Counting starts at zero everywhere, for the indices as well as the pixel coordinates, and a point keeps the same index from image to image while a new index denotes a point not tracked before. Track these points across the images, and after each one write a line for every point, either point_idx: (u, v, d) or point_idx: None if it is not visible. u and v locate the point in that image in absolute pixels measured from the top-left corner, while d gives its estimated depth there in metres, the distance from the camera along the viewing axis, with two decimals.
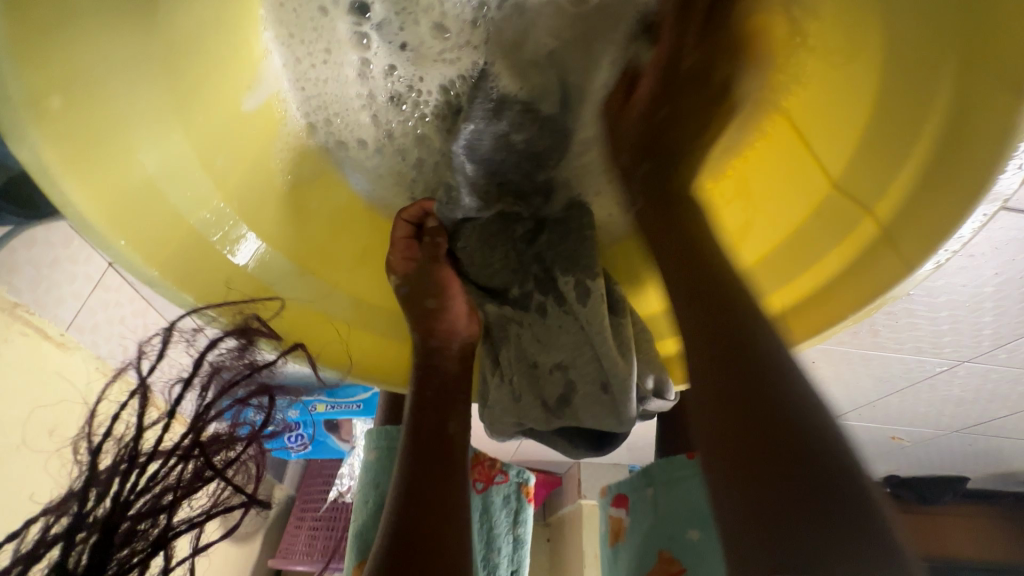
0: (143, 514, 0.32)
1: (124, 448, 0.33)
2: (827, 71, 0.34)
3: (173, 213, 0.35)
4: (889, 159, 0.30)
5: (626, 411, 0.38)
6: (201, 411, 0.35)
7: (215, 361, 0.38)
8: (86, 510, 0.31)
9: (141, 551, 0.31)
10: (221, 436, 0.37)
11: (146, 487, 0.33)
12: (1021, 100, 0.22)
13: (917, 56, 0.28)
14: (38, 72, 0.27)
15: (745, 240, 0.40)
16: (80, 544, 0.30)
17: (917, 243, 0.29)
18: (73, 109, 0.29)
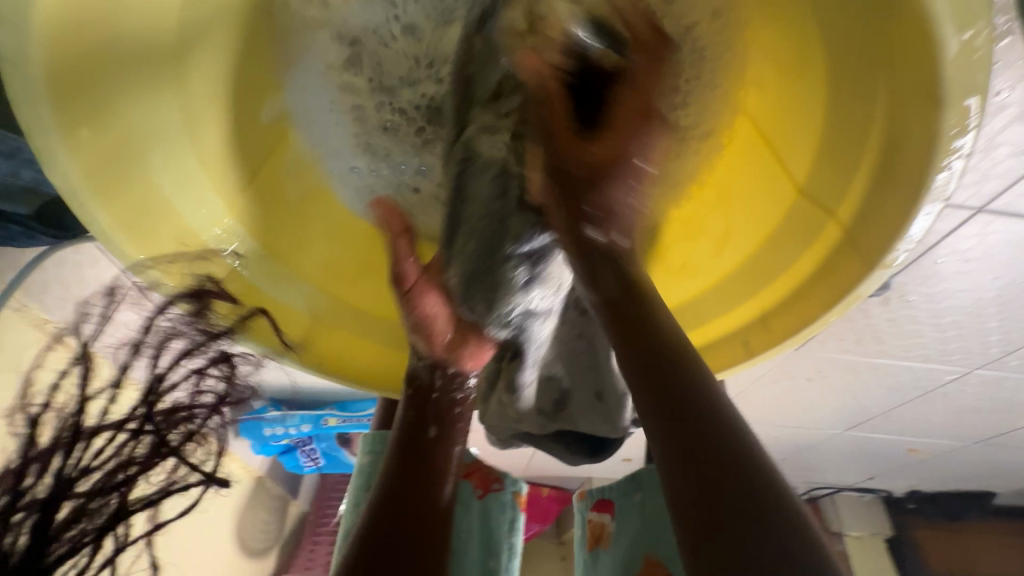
0: (92, 492, 0.31)
1: (66, 424, 0.32)
2: (781, 80, 0.36)
3: (188, 230, 0.39)
4: (841, 165, 0.33)
5: (619, 418, 0.43)
6: (152, 384, 0.34)
7: (164, 329, 0.36)
8: (24, 486, 0.31)
9: (91, 531, 0.31)
10: (177, 409, 0.35)
11: (91, 466, 0.32)
12: (936, 107, 0.26)
13: (852, 67, 0.30)
14: (69, 105, 0.31)
15: (726, 247, 0.42)
16: (17, 525, 0.30)
17: (875, 242, 0.32)
18: (100, 138, 0.33)
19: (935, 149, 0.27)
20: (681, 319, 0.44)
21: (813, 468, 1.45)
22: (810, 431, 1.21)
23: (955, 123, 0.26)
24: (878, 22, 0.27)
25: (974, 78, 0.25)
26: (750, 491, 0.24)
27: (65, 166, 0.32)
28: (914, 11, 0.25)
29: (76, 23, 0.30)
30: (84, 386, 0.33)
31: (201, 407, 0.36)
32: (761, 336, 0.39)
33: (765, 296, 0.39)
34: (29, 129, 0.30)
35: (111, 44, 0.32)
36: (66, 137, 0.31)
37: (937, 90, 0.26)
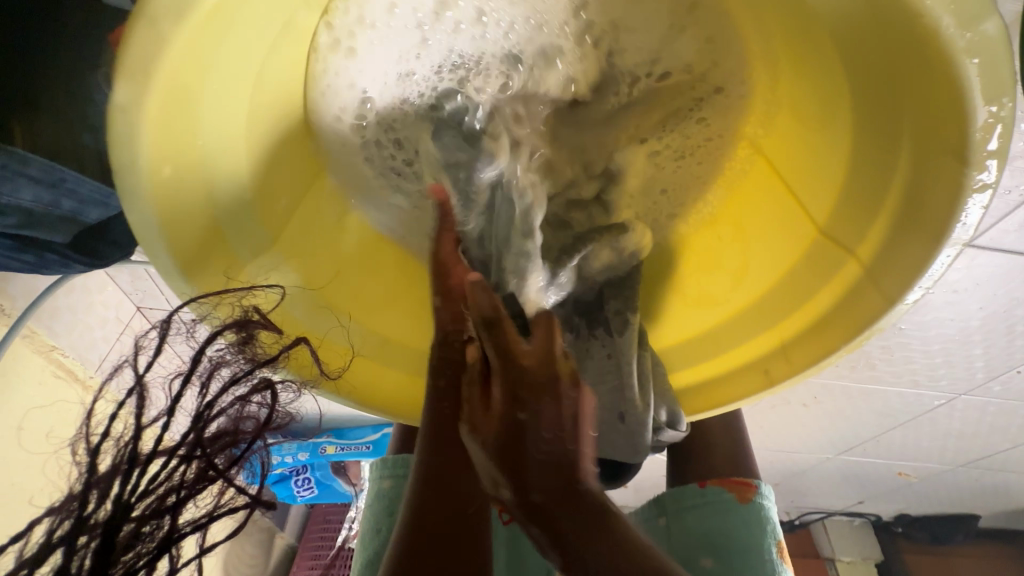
0: (146, 517, 0.33)
1: (124, 449, 0.35)
2: (802, 133, 0.39)
3: (234, 261, 0.40)
4: (865, 209, 0.36)
5: (642, 440, 0.43)
6: (201, 411, 0.37)
7: (215, 358, 0.40)
8: (87, 512, 0.32)
9: (146, 553, 0.33)
10: (221, 435, 0.38)
11: (147, 490, 0.34)
12: (963, 164, 0.29)
13: (877, 124, 0.34)
14: (160, 147, 0.32)
15: (745, 280, 0.44)
16: (83, 546, 0.31)
17: (896, 278, 0.34)
18: (177, 176, 0.34)
19: (954, 206, 0.30)
20: (702, 349, 0.46)
21: (805, 493, 1.47)
22: (802, 455, 1.24)
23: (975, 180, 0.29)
24: (901, 90, 0.31)
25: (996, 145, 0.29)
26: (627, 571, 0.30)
27: (142, 206, 0.33)
28: (942, 81, 0.28)
29: (189, 77, 0.31)
30: (140, 414, 0.35)
31: (244, 432, 0.39)
32: (781, 364, 0.42)
33: (785, 327, 0.42)
34: (118, 170, 0.31)
35: (204, 95, 0.33)
36: (149, 179, 0.32)
37: (965, 148, 0.29)
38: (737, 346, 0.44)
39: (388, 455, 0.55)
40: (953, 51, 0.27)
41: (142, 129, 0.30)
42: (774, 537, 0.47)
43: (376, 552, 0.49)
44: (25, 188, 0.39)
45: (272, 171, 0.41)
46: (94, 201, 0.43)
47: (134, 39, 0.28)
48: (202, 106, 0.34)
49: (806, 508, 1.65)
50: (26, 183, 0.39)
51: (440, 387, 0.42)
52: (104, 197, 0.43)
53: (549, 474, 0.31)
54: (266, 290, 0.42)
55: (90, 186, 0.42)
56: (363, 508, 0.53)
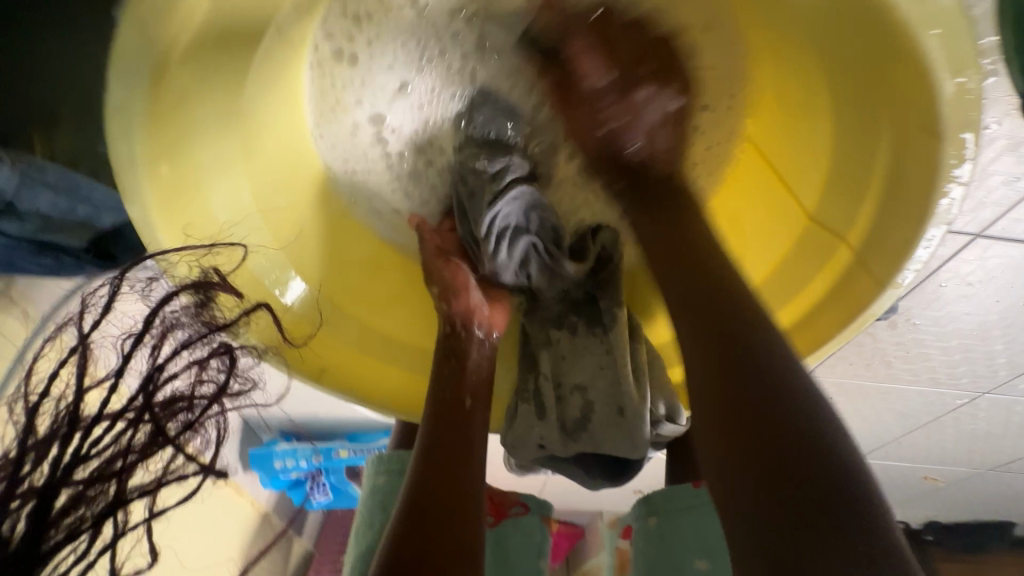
0: (90, 480, 0.30)
1: (64, 410, 0.32)
2: (787, 123, 0.40)
3: (232, 257, 0.42)
4: (850, 193, 0.36)
5: (640, 432, 0.43)
6: (152, 373, 0.33)
7: (170, 318, 0.35)
8: (21, 474, 0.29)
9: (90, 518, 0.30)
10: (176, 400, 0.34)
11: (89, 453, 0.31)
12: (938, 140, 0.29)
13: (854, 106, 0.34)
14: (157, 143, 0.35)
15: (740, 274, 0.44)
16: (15, 510, 0.29)
17: (886, 262, 0.34)
18: (174, 172, 0.37)
19: (937, 176, 0.30)
20: None
21: (828, 499, 1.44)
22: (821, 459, 1.21)
23: (951, 157, 0.29)
24: (872, 69, 0.31)
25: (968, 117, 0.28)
26: (813, 469, 0.27)
27: (138, 200, 0.35)
28: (910, 52, 0.28)
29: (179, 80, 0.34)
30: (82, 373, 0.32)
31: (200, 399, 0.35)
32: None
33: (784, 317, 0.41)
34: (115, 162, 0.34)
35: (198, 96, 0.37)
36: (144, 169, 0.35)
37: (940, 126, 0.29)
38: None
39: (383, 453, 0.56)
40: (904, 25, 0.28)
41: (136, 123, 0.33)
42: None
43: (369, 547, 0.49)
44: (45, 193, 0.41)
45: (266, 171, 0.44)
46: (106, 207, 0.45)
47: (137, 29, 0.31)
48: (194, 106, 0.37)
49: (832, 517, 1.60)
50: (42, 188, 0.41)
51: (445, 372, 0.45)
52: (115, 203, 0.45)
53: (735, 381, 0.31)
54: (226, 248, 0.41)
55: (102, 193, 0.44)
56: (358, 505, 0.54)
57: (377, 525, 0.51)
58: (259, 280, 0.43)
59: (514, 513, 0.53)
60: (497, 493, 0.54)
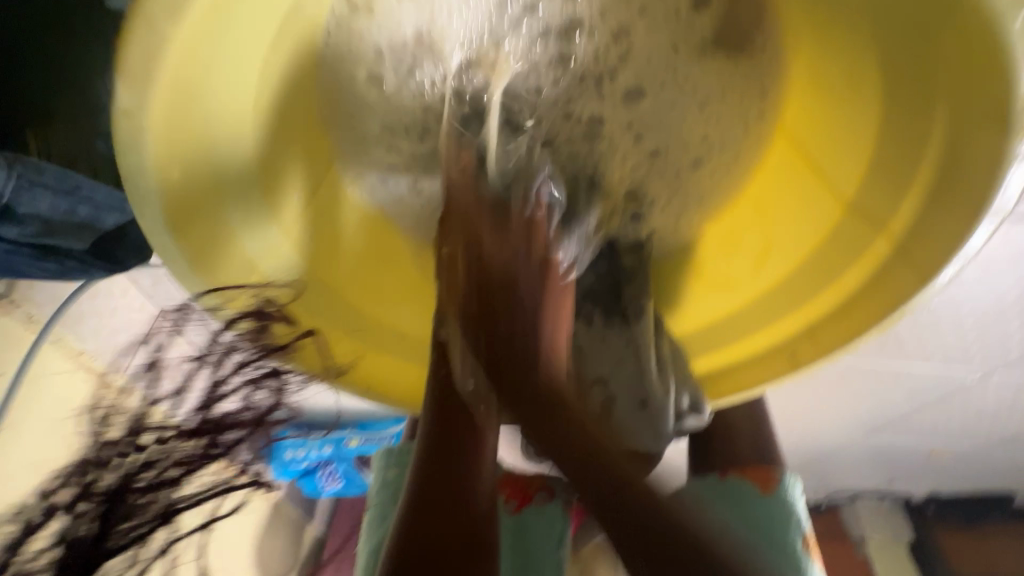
0: (143, 487, 0.27)
1: (135, 421, 0.29)
2: (823, 109, 0.38)
3: (248, 256, 0.42)
4: (894, 182, 0.34)
5: (664, 425, 0.43)
6: (214, 388, 0.31)
7: (227, 342, 0.34)
8: (93, 482, 0.27)
9: (143, 524, 0.28)
10: (230, 415, 0.31)
11: (154, 461, 0.28)
12: (1003, 130, 0.28)
13: (910, 91, 0.32)
14: (169, 152, 0.36)
15: (769, 260, 0.43)
16: (82, 514, 0.27)
17: (930, 254, 0.33)
18: (187, 176, 0.38)
19: (993, 174, 0.29)
20: (722, 334, 0.45)
21: (832, 475, 1.46)
22: (829, 438, 1.22)
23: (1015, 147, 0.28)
24: (932, 51, 0.30)
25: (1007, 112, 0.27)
26: (625, 505, 0.34)
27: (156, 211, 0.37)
28: (982, 33, 0.27)
29: (184, 92, 0.34)
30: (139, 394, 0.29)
31: (251, 421, 0.32)
32: (808, 347, 0.40)
33: (810, 309, 0.40)
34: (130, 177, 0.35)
35: (206, 101, 0.36)
36: (161, 183, 0.36)
37: (1006, 117, 0.28)
38: (758, 331, 0.43)
39: (394, 446, 0.55)
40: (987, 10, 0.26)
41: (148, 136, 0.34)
42: (801, 530, 0.46)
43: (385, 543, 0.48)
44: (43, 194, 0.39)
45: (276, 165, 0.42)
46: (111, 208, 0.43)
47: (131, 48, 0.31)
48: (211, 109, 0.37)
49: (835, 492, 1.63)
50: (40, 190, 0.39)
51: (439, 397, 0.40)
52: (121, 203, 0.44)
53: (574, 463, 0.36)
54: (283, 286, 0.42)
55: (105, 193, 0.43)
56: (369, 501, 0.53)
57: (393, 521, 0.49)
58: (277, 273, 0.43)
59: (538, 500, 0.52)
60: (518, 481, 0.54)
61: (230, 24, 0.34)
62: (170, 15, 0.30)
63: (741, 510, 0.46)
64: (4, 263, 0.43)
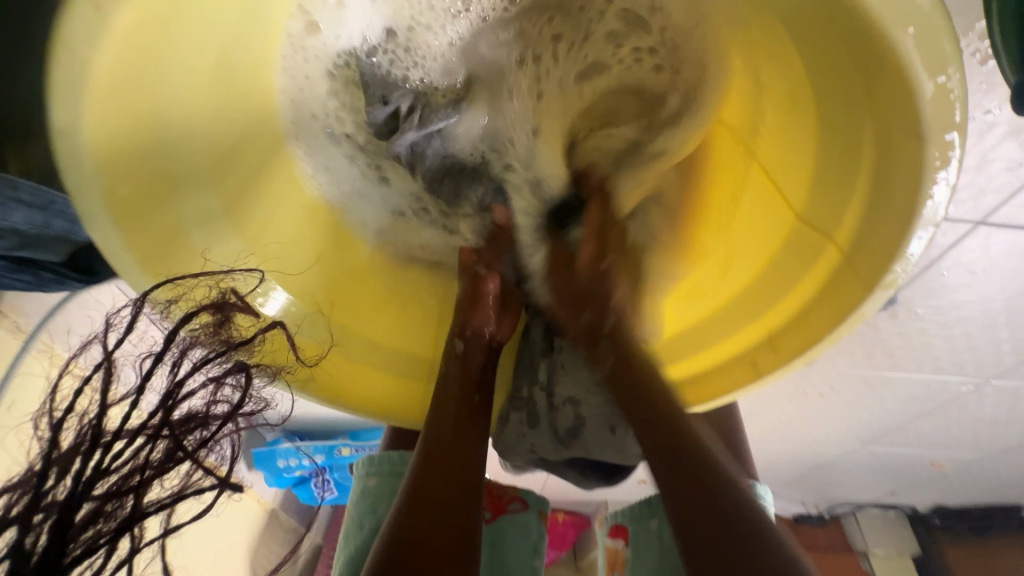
0: (108, 496, 0.32)
1: (86, 428, 0.34)
2: (772, 121, 0.39)
3: (210, 269, 0.41)
4: (835, 191, 0.34)
5: (632, 447, 0.43)
6: (170, 390, 0.35)
7: (186, 339, 0.37)
8: (46, 487, 0.32)
9: (105, 533, 0.32)
10: (192, 417, 0.36)
11: (109, 469, 0.33)
12: (919, 140, 0.28)
13: (836, 102, 0.33)
14: (112, 159, 0.34)
15: (731, 269, 0.43)
16: (38, 524, 0.31)
17: (873, 264, 0.33)
18: (133, 192, 0.36)
19: (920, 185, 0.29)
20: (691, 345, 0.45)
21: (833, 485, 1.44)
22: (826, 447, 1.20)
23: (936, 153, 0.28)
24: (845, 63, 0.30)
25: (947, 118, 0.27)
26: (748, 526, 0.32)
27: (106, 224, 0.34)
28: (879, 41, 0.27)
29: (133, 106, 0.34)
30: (104, 390, 0.34)
31: (215, 416, 0.37)
32: (768, 357, 0.40)
33: (770, 317, 0.40)
34: (73, 192, 0.33)
35: (156, 108, 0.35)
36: (108, 201, 0.34)
37: (919, 125, 0.28)
38: (724, 339, 0.43)
39: (375, 453, 0.56)
40: (879, 25, 0.26)
41: (85, 151, 0.32)
42: None
43: (359, 549, 0.49)
44: (17, 210, 0.40)
45: (230, 171, 0.42)
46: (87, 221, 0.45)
47: (59, 64, 0.29)
48: (147, 105, 0.34)
49: (837, 503, 1.61)
50: (16, 205, 0.41)
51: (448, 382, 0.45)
52: None
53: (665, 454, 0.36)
54: (244, 275, 0.43)
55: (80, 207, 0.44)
56: (348, 508, 0.54)
57: (367, 526, 0.50)
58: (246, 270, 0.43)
59: (511, 510, 0.52)
60: (494, 490, 0.53)
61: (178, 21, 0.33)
62: (95, 37, 0.29)
63: None
64: None
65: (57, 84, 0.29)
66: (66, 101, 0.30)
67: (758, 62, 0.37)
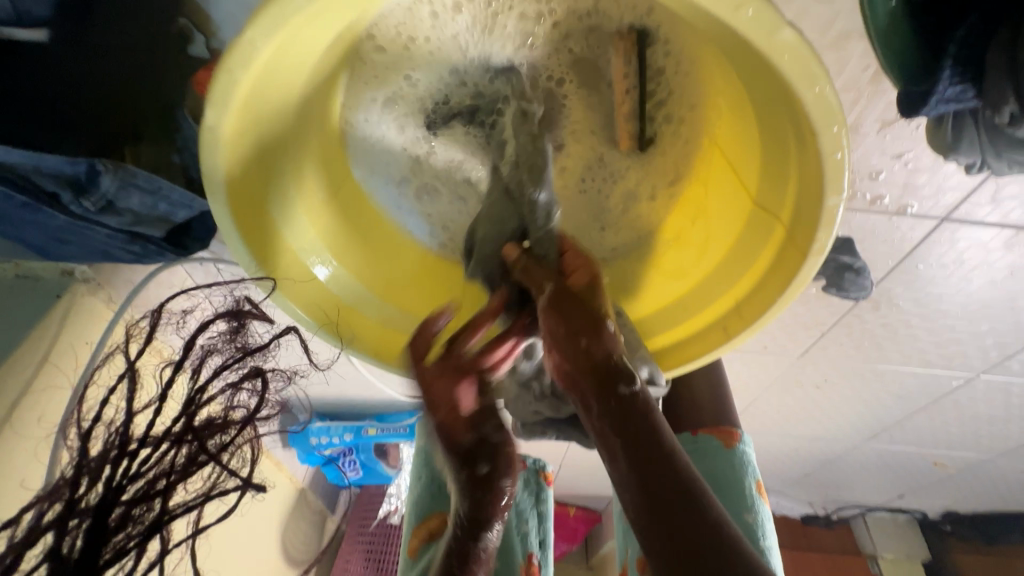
0: (135, 500, 0.40)
1: (116, 436, 0.42)
2: (731, 122, 0.47)
3: (285, 245, 0.51)
4: (777, 178, 0.43)
5: None
6: (194, 397, 0.43)
7: (206, 349, 0.47)
8: (77, 496, 0.39)
9: (135, 535, 0.39)
10: (211, 421, 0.44)
11: (137, 474, 0.41)
12: (813, 134, 0.36)
13: (762, 108, 0.41)
14: (233, 157, 0.44)
15: (707, 251, 0.52)
16: (74, 528, 0.38)
17: (805, 237, 0.41)
18: (243, 178, 0.46)
19: (823, 167, 0.37)
20: (680, 310, 0.53)
21: (840, 485, 1.48)
22: (828, 442, 1.25)
23: (834, 141, 0.36)
24: (755, 80, 0.38)
25: (832, 113, 0.35)
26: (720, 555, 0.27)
27: (222, 202, 0.45)
28: (761, 65, 0.36)
29: (253, 111, 0.43)
30: (132, 402, 0.42)
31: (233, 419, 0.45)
32: (736, 321, 0.49)
33: (736, 290, 0.49)
34: (208, 174, 0.43)
35: (268, 107, 0.44)
36: (226, 184, 0.44)
37: (812, 124, 0.36)
38: (705, 308, 0.51)
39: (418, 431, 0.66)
40: (761, 54, 0.34)
41: (218, 148, 0.42)
42: (755, 476, 0.54)
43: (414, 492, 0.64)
44: (134, 194, 0.51)
45: (301, 162, 0.51)
46: (181, 204, 0.55)
47: (219, 81, 0.38)
48: (261, 113, 0.43)
49: (846, 505, 1.64)
50: (134, 190, 0.51)
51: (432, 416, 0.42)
52: (189, 202, 0.55)
53: (623, 461, 0.31)
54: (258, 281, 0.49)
55: (178, 193, 0.54)
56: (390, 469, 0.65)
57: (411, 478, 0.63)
58: (304, 248, 0.53)
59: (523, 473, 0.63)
60: (518, 446, 0.60)
61: (292, 49, 0.41)
62: (246, 65, 0.38)
63: (710, 462, 0.54)
64: (102, 247, 0.56)
65: (212, 99, 0.39)
66: (220, 107, 0.40)
67: (708, 70, 0.46)
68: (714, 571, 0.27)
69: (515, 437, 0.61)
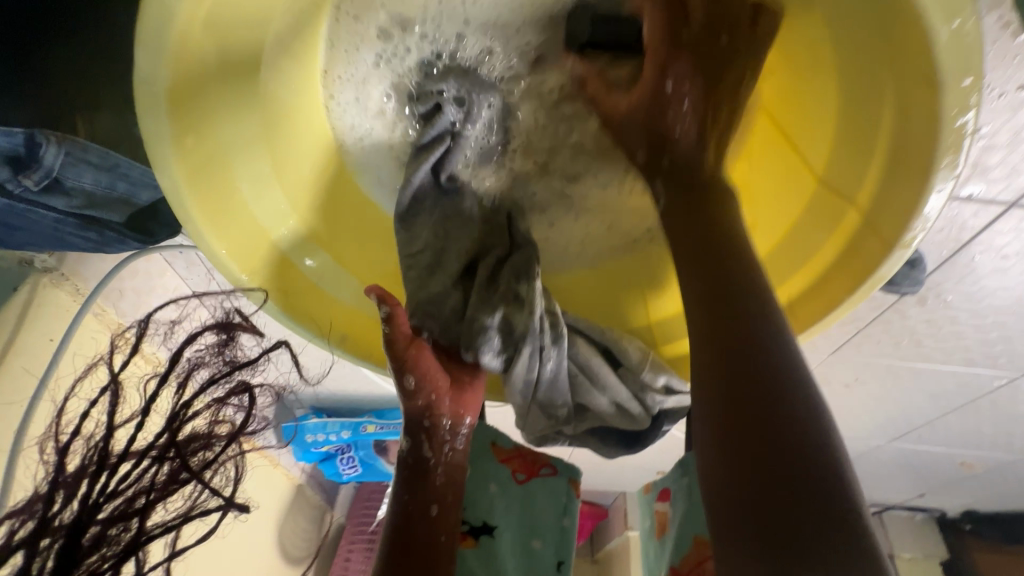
0: (113, 519, 0.33)
1: (93, 450, 0.35)
2: (799, 86, 0.39)
3: (259, 228, 0.44)
4: (860, 151, 0.36)
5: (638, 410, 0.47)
6: (177, 411, 0.36)
7: (194, 359, 0.40)
8: (51, 513, 0.33)
9: (111, 556, 0.33)
10: (194, 438, 0.38)
11: (115, 492, 0.34)
12: (933, 87, 0.30)
13: (854, 59, 0.34)
14: (184, 117, 0.37)
15: (753, 239, 0.44)
16: (46, 548, 0.31)
17: (893, 223, 0.34)
18: (199, 147, 0.39)
19: (937, 131, 0.30)
20: None
21: (858, 484, 1.42)
22: (851, 441, 1.19)
23: (954, 96, 0.29)
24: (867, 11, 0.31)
25: (969, 60, 0.28)
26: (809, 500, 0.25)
27: (172, 172, 0.38)
28: None
29: (203, 61, 0.36)
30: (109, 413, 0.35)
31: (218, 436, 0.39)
32: (789, 324, 0.41)
33: (789, 287, 0.41)
34: (150, 136, 0.36)
35: (219, 58, 0.37)
36: (175, 146, 0.37)
37: (933, 73, 0.29)
38: None
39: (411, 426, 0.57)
40: None
41: (166, 108, 0.36)
42: None
43: None
44: (87, 171, 0.45)
45: (271, 131, 0.43)
46: (144, 184, 0.48)
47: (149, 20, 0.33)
48: (217, 63, 0.37)
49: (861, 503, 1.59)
50: (85, 167, 0.44)
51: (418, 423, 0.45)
52: (152, 180, 0.49)
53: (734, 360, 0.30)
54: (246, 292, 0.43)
55: (140, 171, 0.48)
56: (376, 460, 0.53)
57: None
58: (283, 235, 0.46)
59: (541, 473, 0.50)
60: (527, 453, 0.51)
61: None
62: None
63: None
64: (53, 234, 0.49)
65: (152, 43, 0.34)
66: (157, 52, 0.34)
67: None
68: (780, 459, 0.26)
69: (519, 441, 0.52)
